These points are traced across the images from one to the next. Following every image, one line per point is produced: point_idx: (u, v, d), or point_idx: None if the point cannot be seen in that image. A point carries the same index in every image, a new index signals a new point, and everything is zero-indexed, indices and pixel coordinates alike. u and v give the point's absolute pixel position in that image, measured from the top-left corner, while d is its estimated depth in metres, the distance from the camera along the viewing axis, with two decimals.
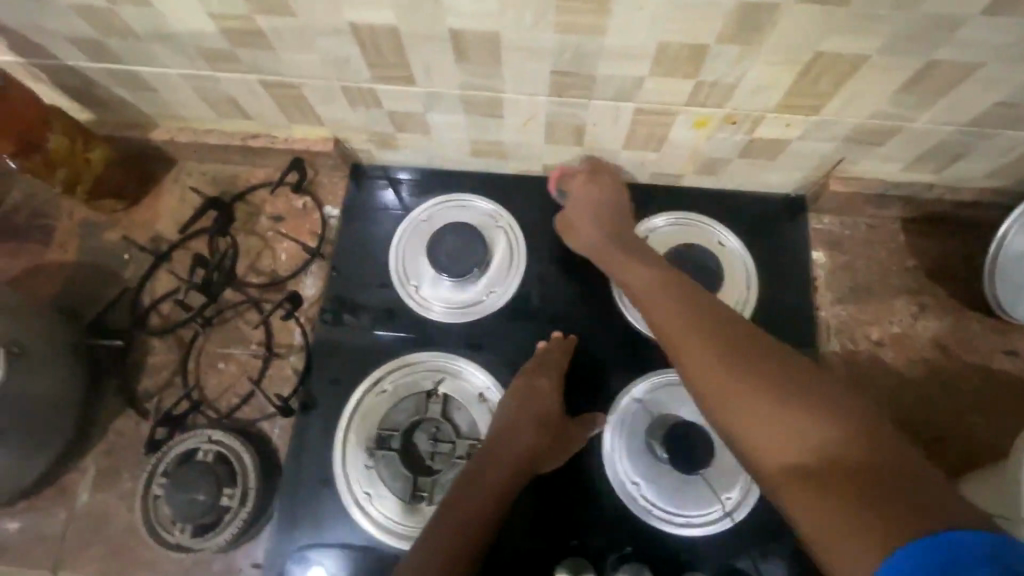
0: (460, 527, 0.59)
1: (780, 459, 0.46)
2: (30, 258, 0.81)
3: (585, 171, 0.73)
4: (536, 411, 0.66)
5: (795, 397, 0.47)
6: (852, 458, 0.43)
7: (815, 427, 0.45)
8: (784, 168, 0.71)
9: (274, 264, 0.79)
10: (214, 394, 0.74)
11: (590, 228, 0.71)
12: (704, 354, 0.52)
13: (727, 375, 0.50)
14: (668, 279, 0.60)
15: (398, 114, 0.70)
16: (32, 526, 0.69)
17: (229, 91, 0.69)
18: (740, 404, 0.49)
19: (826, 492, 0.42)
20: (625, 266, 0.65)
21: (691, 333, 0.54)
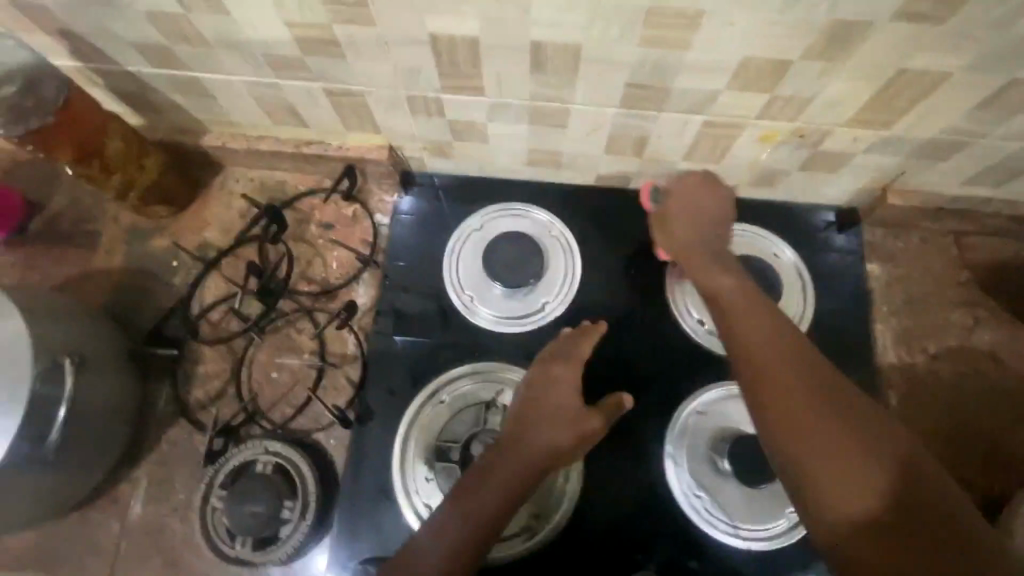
0: (470, 536, 0.55)
1: (843, 510, 0.44)
2: (78, 264, 0.80)
3: (700, 177, 0.67)
4: (558, 407, 0.63)
5: (883, 453, 0.45)
6: (931, 535, 0.42)
7: (895, 489, 0.44)
8: (843, 181, 0.72)
9: (326, 273, 0.78)
10: (269, 404, 0.73)
11: (688, 233, 0.65)
12: (788, 388, 0.49)
13: (816, 413, 0.47)
14: (757, 305, 0.56)
15: (459, 124, 0.69)
16: (84, 536, 0.68)
17: (290, 99, 0.69)
18: (823, 447, 0.46)
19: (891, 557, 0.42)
20: (705, 275, 0.61)
21: (783, 363, 0.51)
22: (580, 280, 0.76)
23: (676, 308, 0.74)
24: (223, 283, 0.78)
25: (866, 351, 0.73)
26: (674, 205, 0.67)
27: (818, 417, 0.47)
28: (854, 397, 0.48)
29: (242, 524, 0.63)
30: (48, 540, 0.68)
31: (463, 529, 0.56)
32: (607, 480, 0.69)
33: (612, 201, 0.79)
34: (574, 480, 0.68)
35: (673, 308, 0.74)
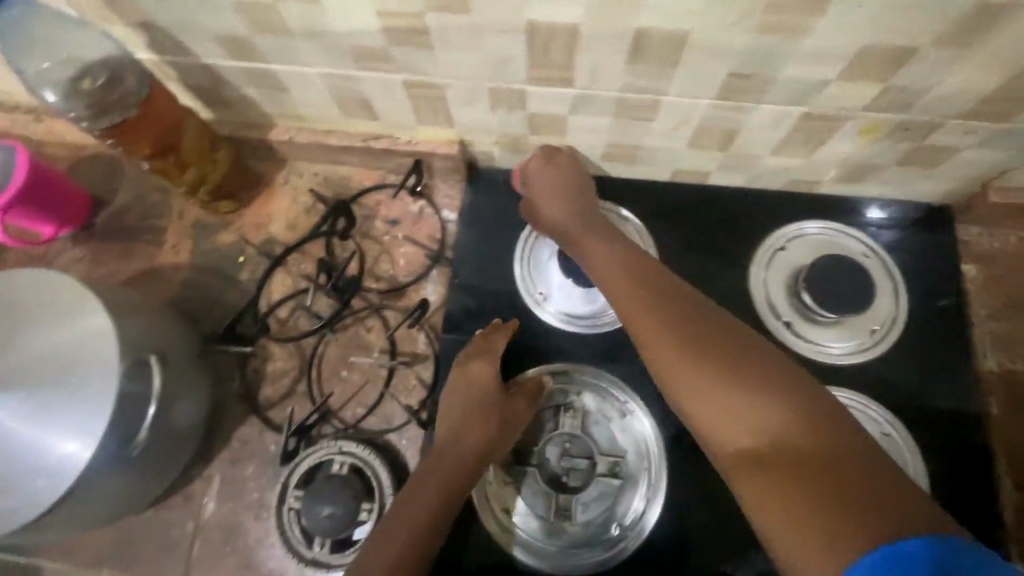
0: (411, 538, 0.57)
1: (733, 443, 0.47)
2: (144, 260, 0.80)
3: (541, 157, 0.70)
4: (483, 399, 0.64)
5: (748, 378, 0.48)
6: (807, 449, 0.44)
7: (770, 410, 0.46)
8: (941, 177, 0.68)
9: (393, 270, 0.77)
10: (339, 403, 0.72)
11: (552, 214, 0.69)
12: (660, 339, 0.53)
13: (687, 358, 0.51)
14: (628, 264, 0.61)
15: (538, 117, 0.67)
16: (159, 534, 0.68)
17: (365, 92, 0.67)
18: (698, 387, 0.50)
19: (777, 477, 0.43)
20: (583, 244, 0.66)
21: (651, 316, 0.55)
22: None
23: (763, 307, 0.71)
24: (290, 280, 0.77)
25: (961, 356, 0.69)
26: (529, 188, 0.70)
27: (694, 360, 0.50)
28: (719, 332, 0.52)
29: (319, 525, 0.62)
30: (125, 536, 0.68)
31: (405, 533, 0.57)
32: (691, 488, 0.66)
33: (688, 198, 0.77)
34: (656, 486, 0.65)
35: (759, 307, 0.72)
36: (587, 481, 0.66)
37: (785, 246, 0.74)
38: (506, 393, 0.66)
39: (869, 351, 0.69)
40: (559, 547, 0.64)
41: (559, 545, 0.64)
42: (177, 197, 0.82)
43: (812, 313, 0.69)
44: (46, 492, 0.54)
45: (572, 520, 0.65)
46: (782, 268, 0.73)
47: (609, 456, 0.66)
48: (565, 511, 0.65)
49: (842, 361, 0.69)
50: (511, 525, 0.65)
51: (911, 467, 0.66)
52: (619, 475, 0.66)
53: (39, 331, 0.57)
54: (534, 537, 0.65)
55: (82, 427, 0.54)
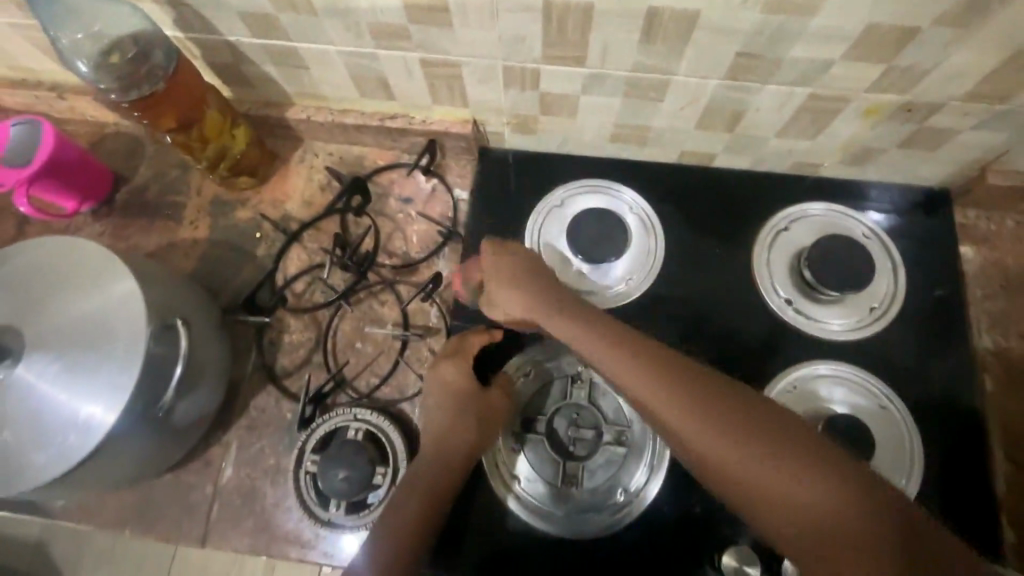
0: (397, 541, 0.59)
1: (787, 528, 0.46)
2: (163, 235, 0.82)
3: (490, 250, 0.69)
4: (461, 401, 0.66)
5: (790, 462, 0.47)
6: (861, 528, 0.44)
7: (817, 490, 0.46)
8: (940, 160, 0.70)
9: (406, 247, 0.79)
10: (353, 373, 0.74)
11: (518, 309, 0.65)
12: (690, 428, 0.51)
13: (723, 448, 0.49)
14: (627, 342, 0.57)
15: (550, 97, 0.69)
16: (180, 496, 0.71)
17: (383, 71, 0.69)
18: (743, 477, 0.49)
19: (840, 562, 0.43)
20: (555, 328, 0.62)
21: (674, 403, 0.53)
22: (662, 258, 0.75)
23: (765, 285, 0.73)
24: (305, 255, 0.79)
25: (959, 334, 0.71)
26: (489, 281, 0.68)
27: (731, 448, 0.49)
28: (743, 410, 0.51)
29: (335, 488, 0.64)
30: (147, 498, 0.71)
31: (392, 535, 0.59)
32: None
33: (695, 180, 0.78)
34: (661, 453, 0.67)
35: (761, 284, 0.74)
36: (594, 450, 0.68)
37: (789, 227, 0.75)
38: (482, 391, 0.67)
39: (868, 329, 0.72)
40: (566, 512, 0.67)
41: (566, 510, 0.67)
42: (195, 174, 0.84)
43: (814, 291, 0.71)
44: (73, 448, 0.55)
45: (578, 486, 0.67)
46: (786, 248, 0.75)
47: (615, 425, 0.68)
48: (572, 478, 0.67)
49: (843, 338, 0.72)
50: (520, 492, 0.68)
51: (909, 438, 0.68)
52: (624, 443, 0.68)
53: (68, 296, 0.59)
54: (543, 503, 0.67)
55: (111, 387, 0.56)
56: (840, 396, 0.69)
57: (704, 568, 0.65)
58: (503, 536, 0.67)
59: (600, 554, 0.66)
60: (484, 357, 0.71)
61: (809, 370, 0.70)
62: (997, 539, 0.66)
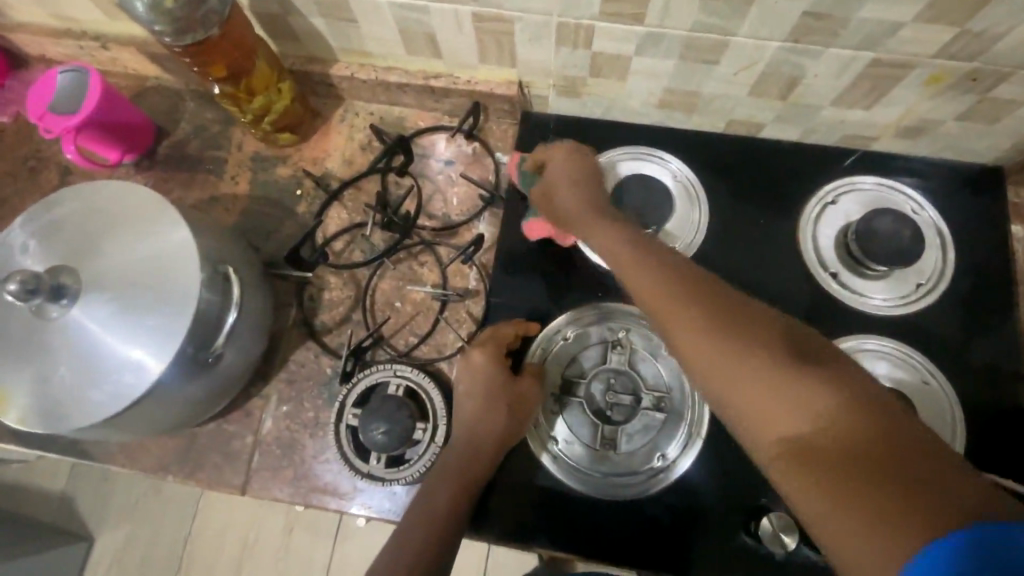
0: (432, 525, 0.58)
1: (777, 432, 0.42)
2: (204, 190, 0.82)
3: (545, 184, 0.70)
4: (495, 388, 0.65)
5: (789, 370, 0.43)
6: (868, 447, 0.38)
7: (817, 395, 0.41)
8: (998, 136, 0.69)
9: (446, 209, 0.79)
10: (391, 331, 0.75)
11: (568, 203, 0.66)
12: (690, 331, 0.48)
13: (723, 350, 0.46)
14: (650, 257, 0.55)
15: (602, 57, 0.68)
16: (221, 444, 0.72)
17: (434, 26, 0.68)
18: (738, 381, 0.45)
19: (828, 470, 0.38)
20: (592, 231, 0.63)
21: (679, 306, 0.50)
22: (706, 227, 0.75)
23: (810, 259, 0.73)
24: (345, 213, 0.79)
25: (1007, 314, 0.70)
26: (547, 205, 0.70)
27: (731, 355, 0.46)
28: (759, 324, 0.47)
29: (376, 441, 0.65)
30: (188, 446, 0.72)
31: (428, 522, 0.58)
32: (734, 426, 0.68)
33: (740, 150, 0.77)
34: (699, 420, 0.68)
35: (806, 258, 0.73)
36: (632, 414, 0.68)
37: (836, 200, 0.74)
38: (515, 378, 0.66)
39: (913, 305, 0.71)
40: (604, 475, 0.67)
41: (604, 473, 0.67)
42: (237, 131, 0.84)
43: (862, 265, 0.69)
44: (132, 387, 0.56)
45: (617, 450, 0.67)
46: (832, 221, 0.73)
47: (653, 391, 0.68)
48: (610, 442, 0.67)
49: (887, 313, 0.71)
50: (557, 453, 0.68)
51: (950, 415, 0.68)
52: (662, 409, 0.68)
53: (127, 236, 0.60)
54: (579, 464, 0.68)
55: (169, 329, 0.57)
56: (883, 371, 0.69)
57: (739, 533, 0.65)
58: (539, 495, 0.68)
59: (633, 514, 0.67)
60: (516, 347, 0.70)
61: (850, 345, 0.70)
62: None
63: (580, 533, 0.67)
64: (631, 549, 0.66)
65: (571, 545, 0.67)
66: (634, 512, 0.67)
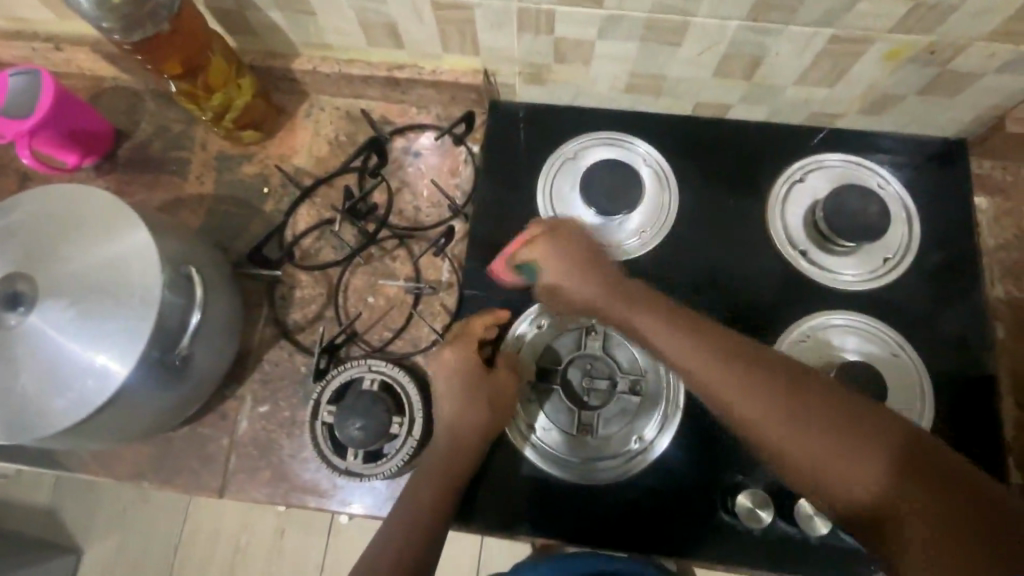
0: (418, 525, 0.59)
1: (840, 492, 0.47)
2: (168, 192, 0.80)
3: (548, 239, 0.66)
4: (467, 385, 0.65)
5: (846, 432, 0.48)
6: (942, 502, 0.43)
7: (867, 452, 0.47)
8: (959, 109, 0.69)
9: (416, 203, 0.78)
10: (365, 327, 0.74)
11: (582, 292, 0.64)
12: (741, 391, 0.52)
13: (781, 420, 0.50)
14: (686, 323, 0.59)
15: (566, 42, 0.67)
16: (197, 448, 0.71)
17: (394, 16, 0.67)
18: (795, 441, 0.49)
19: (917, 521, 0.43)
20: (622, 308, 0.62)
21: (729, 378, 0.53)
22: (677, 210, 0.75)
23: (778, 238, 0.73)
24: (314, 210, 0.78)
25: (974, 284, 0.71)
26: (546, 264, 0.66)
27: (778, 416, 0.50)
28: (797, 378, 0.52)
29: (353, 437, 0.65)
30: (163, 451, 0.72)
31: (410, 524, 0.59)
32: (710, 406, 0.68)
33: (708, 132, 0.77)
34: (675, 400, 0.68)
35: (775, 237, 0.73)
36: (609, 399, 0.68)
37: (804, 177, 0.75)
38: (487, 372, 0.66)
39: (880, 279, 0.72)
40: (583, 460, 0.68)
41: (583, 458, 0.68)
42: (200, 129, 0.82)
43: (829, 241, 0.70)
44: (95, 394, 0.55)
45: (594, 435, 0.68)
46: (800, 199, 0.74)
47: (629, 375, 0.69)
48: (588, 427, 0.68)
49: (857, 289, 0.72)
50: (534, 442, 0.68)
51: (919, 384, 0.69)
52: (639, 392, 0.68)
53: (84, 241, 0.58)
54: (556, 451, 0.68)
55: (130, 334, 0.55)
56: (853, 345, 0.70)
57: (717, 510, 0.66)
58: (519, 483, 0.68)
59: (612, 499, 0.67)
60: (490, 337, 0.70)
61: (821, 321, 0.71)
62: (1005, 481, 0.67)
63: (562, 518, 0.67)
64: (612, 532, 0.67)
65: (553, 530, 0.67)
66: (614, 496, 0.67)
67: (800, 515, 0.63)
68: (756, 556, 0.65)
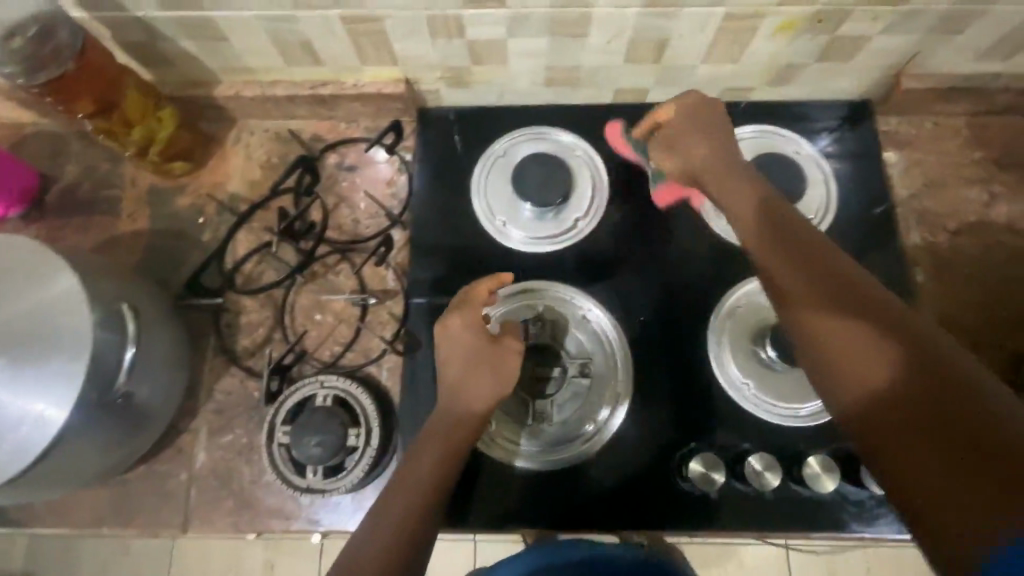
0: (420, 494, 0.55)
1: (852, 384, 0.43)
2: (101, 232, 0.79)
3: (695, 101, 0.69)
4: (470, 352, 0.64)
5: (881, 334, 0.43)
6: (954, 430, 0.36)
7: (893, 362, 0.41)
8: (857, 72, 0.73)
9: (355, 216, 0.79)
10: (316, 344, 0.74)
11: (700, 151, 0.67)
12: (791, 284, 0.51)
13: (816, 312, 0.48)
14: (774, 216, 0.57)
15: (479, 43, 0.69)
16: (155, 487, 0.70)
17: (305, 33, 0.68)
18: (824, 334, 0.46)
19: (917, 438, 0.38)
20: (724, 189, 0.63)
21: (788, 272, 0.51)
22: (608, 195, 0.77)
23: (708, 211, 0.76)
24: (252, 235, 0.78)
25: (893, 235, 0.75)
26: (673, 122, 0.70)
27: (818, 309, 0.48)
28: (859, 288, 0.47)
29: (311, 454, 0.64)
30: (121, 494, 0.70)
31: (412, 490, 0.55)
32: (658, 381, 0.71)
33: (632, 117, 0.80)
34: (623, 378, 0.70)
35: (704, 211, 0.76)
36: (561, 385, 0.70)
37: None
38: (496, 339, 0.65)
39: None
40: (543, 447, 0.69)
41: (543, 445, 0.69)
42: (128, 166, 0.81)
43: None
44: (35, 441, 0.54)
45: (550, 422, 0.69)
46: None
47: (577, 359, 0.71)
48: (543, 415, 0.69)
49: None
50: (515, 447, 0.69)
51: None
52: (588, 374, 0.70)
53: (8, 290, 0.57)
54: (517, 442, 0.69)
55: (65, 377, 0.55)
56: None
57: (674, 480, 0.68)
58: (482, 480, 0.69)
59: (575, 482, 0.69)
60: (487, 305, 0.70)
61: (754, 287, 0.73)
62: None
63: (529, 508, 0.68)
64: (579, 515, 0.68)
65: (520, 521, 0.68)
66: (576, 478, 0.69)
67: (751, 473, 0.65)
68: (716, 520, 0.67)
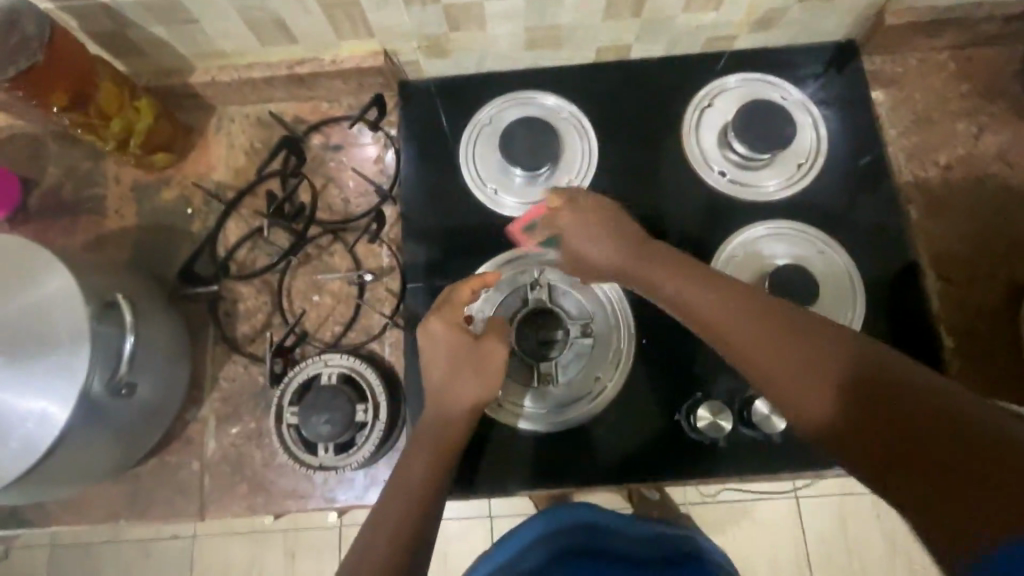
0: (415, 497, 0.56)
1: (811, 410, 0.48)
2: (88, 231, 0.78)
3: (564, 205, 0.67)
4: (456, 352, 0.63)
5: (814, 356, 0.48)
6: (934, 434, 0.41)
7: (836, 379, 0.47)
8: (839, 11, 0.73)
9: (344, 195, 0.78)
10: (315, 325, 0.74)
11: (600, 256, 0.64)
12: (717, 312, 0.54)
13: (758, 346, 0.51)
14: (678, 256, 0.61)
15: (455, 8, 0.68)
16: (168, 477, 0.71)
17: (277, 10, 0.66)
18: (770, 364, 0.50)
19: (902, 451, 0.42)
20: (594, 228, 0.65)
21: (713, 304, 0.55)
22: (597, 156, 0.76)
23: (698, 163, 0.75)
24: (241, 223, 0.77)
25: (884, 174, 0.75)
26: (569, 243, 0.66)
27: (759, 347, 0.51)
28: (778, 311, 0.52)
29: (321, 431, 0.65)
30: (134, 488, 0.71)
31: (405, 499, 0.56)
32: (659, 334, 0.71)
33: (616, 75, 0.79)
34: (625, 336, 0.71)
35: (694, 163, 0.76)
36: (565, 348, 0.70)
37: (712, 103, 0.77)
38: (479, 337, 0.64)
39: (797, 185, 0.75)
40: (551, 410, 0.70)
41: (550, 408, 0.70)
42: (108, 163, 0.80)
43: (742, 157, 0.73)
44: (40, 438, 0.54)
45: (557, 384, 0.70)
46: (711, 124, 0.76)
47: (579, 320, 0.71)
48: (549, 377, 0.70)
49: (778, 198, 0.75)
50: (525, 413, 0.69)
51: (847, 277, 0.72)
52: (591, 334, 0.71)
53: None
54: (527, 408, 0.70)
55: (66, 372, 0.55)
56: (782, 251, 0.73)
57: (685, 432, 0.69)
58: (492, 446, 0.69)
59: (585, 441, 0.69)
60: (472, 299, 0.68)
61: (751, 236, 0.73)
62: (938, 350, 0.70)
63: (544, 470, 0.69)
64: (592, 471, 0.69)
65: (534, 482, 0.69)
66: (585, 437, 0.69)
67: (758, 417, 0.66)
68: (726, 466, 0.68)
